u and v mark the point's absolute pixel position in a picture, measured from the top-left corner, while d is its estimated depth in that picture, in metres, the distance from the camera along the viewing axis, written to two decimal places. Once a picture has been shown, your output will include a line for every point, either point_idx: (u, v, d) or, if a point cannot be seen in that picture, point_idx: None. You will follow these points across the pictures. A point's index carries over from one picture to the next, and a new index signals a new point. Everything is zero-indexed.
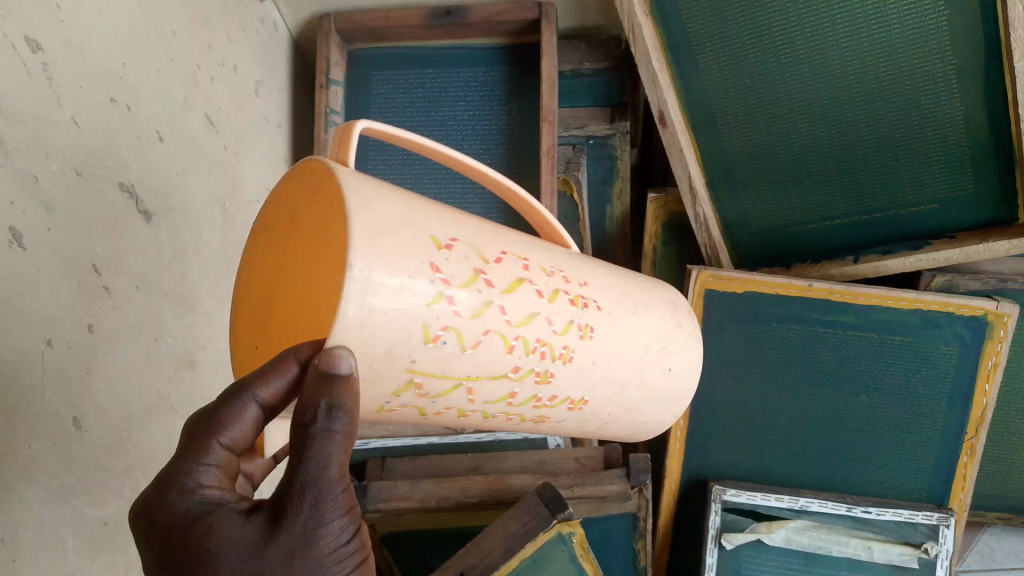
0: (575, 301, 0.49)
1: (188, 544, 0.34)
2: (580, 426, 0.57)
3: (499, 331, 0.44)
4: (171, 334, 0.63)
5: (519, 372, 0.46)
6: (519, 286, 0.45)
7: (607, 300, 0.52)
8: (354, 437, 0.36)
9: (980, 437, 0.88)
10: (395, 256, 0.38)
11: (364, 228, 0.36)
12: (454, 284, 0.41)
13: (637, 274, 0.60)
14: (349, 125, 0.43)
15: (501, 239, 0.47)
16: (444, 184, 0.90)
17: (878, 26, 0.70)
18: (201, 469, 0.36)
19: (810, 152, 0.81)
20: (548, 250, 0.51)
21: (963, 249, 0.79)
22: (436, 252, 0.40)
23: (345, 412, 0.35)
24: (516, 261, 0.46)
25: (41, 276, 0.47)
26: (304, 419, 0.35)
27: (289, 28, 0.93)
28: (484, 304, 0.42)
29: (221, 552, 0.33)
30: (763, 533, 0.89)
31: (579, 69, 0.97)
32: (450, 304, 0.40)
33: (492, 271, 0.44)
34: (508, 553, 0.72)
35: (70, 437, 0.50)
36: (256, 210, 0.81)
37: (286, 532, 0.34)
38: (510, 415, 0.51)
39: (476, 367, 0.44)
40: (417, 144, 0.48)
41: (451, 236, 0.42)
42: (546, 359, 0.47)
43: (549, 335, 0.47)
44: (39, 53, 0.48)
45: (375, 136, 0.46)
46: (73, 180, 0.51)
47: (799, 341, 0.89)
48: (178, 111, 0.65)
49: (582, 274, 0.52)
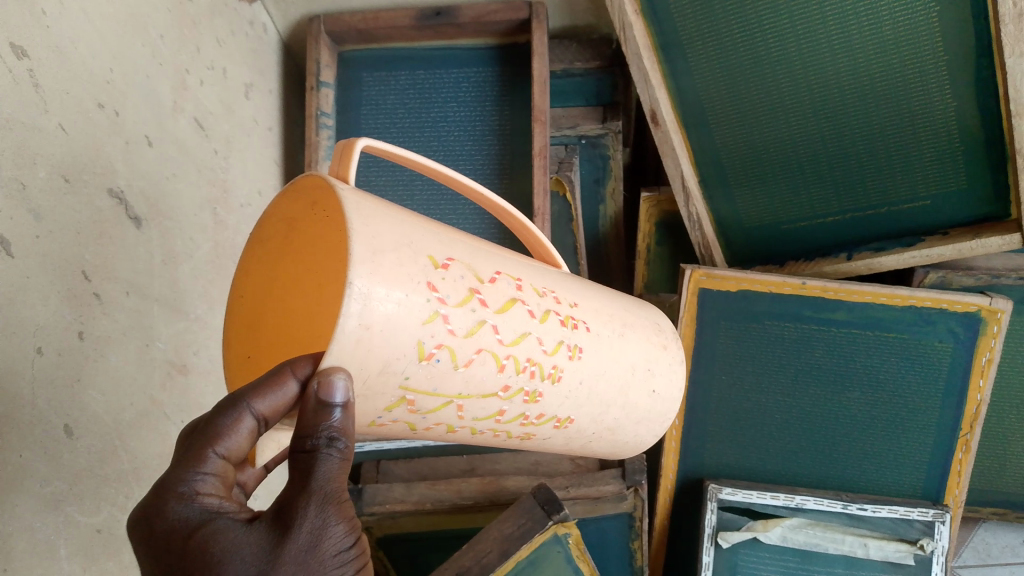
0: (565, 322, 0.49)
1: (190, 552, 0.33)
2: (564, 444, 0.57)
3: (491, 350, 0.43)
4: (163, 340, 0.62)
5: (508, 391, 0.46)
6: (512, 307, 0.45)
7: (595, 321, 0.52)
8: (352, 462, 0.36)
9: (975, 433, 0.88)
10: (395, 274, 0.37)
11: (364, 245, 0.36)
12: (449, 303, 0.41)
13: (625, 297, 0.61)
14: (350, 143, 0.43)
15: (495, 259, 0.47)
16: (436, 188, 0.89)
17: (868, 24, 0.70)
18: (198, 478, 0.34)
19: (803, 150, 0.81)
20: (540, 272, 0.52)
21: (956, 245, 0.79)
22: (433, 271, 0.40)
23: (342, 440, 0.36)
24: (509, 282, 0.46)
25: (31, 283, 0.47)
26: (302, 445, 0.35)
27: (278, 30, 0.92)
28: (478, 324, 0.42)
29: (225, 560, 0.32)
30: (760, 531, 0.89)
31: (570, 68, 0.97)
32: (445, 323, 0.40)
33: (486, 291, 0.44)
34: (503, 555, 0.72)
35: (62, 445, 0.49)
36: (246, 214, 0.80)
37: (290, 539, 0.33)
38: (498, 432, 0.50)
39: (468, 385, 0.43)
40: (413, 161, 0.48)
41: (448, 255, 0.43)
42: (535, 379, 0.47)
43: (540, 354, 0.47)
44: (25, 60, 0.48)
45: (375, 153, 0.46)
46: (61, 187, 0.50)
47: (793, 340, 0.89)
48: (167, 116, 0.65)
49: (572, 295, 0.52)
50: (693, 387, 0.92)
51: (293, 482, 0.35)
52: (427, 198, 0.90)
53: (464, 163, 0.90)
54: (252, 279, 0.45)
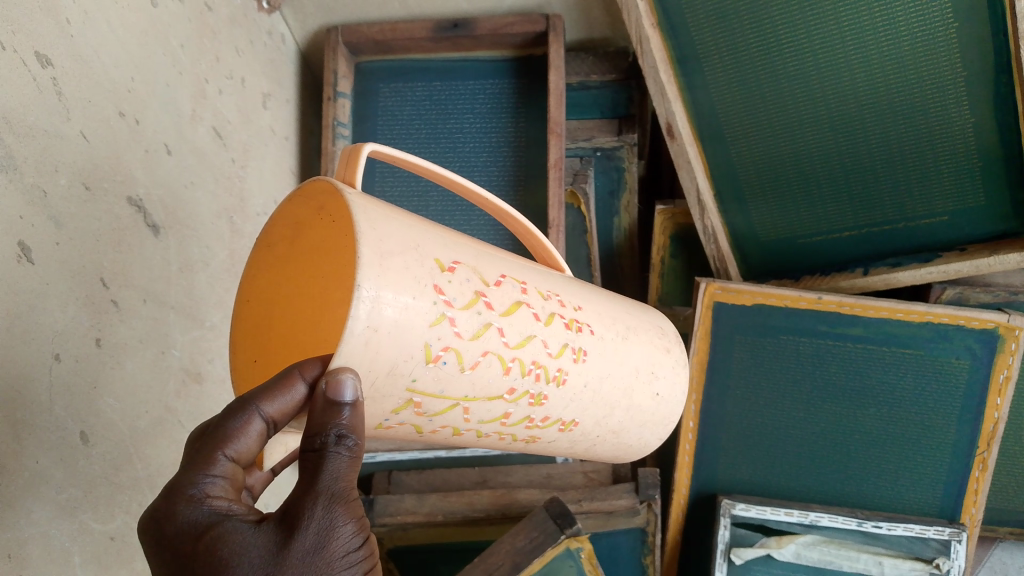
0: (570, 325, 0.49)
1: (197, 555, 0.32)
2: (569, 447, 0.56)
3: (497, 352, 0.43)
4: (179, 348, 0.62)
5: (514, 394, 0.46)
6: (517, 309, 0.45)
7: (599, 325, 0.52)
8: (362, 461, 0.36)
9: (991, 451, 0.86)
10: (400, 277, 0.37)
11: (373, 249, 0.36)
12: (455, 306, 0.41)
13: (627, 300, 0.60)
14: (357, 147, 0.43)
15: (500, 262, 0.47)
16: (450, 198, 0.89)
17: (886, 39, 0.69)
18: (208, 480, 0.34)
19: (818, 164, 0.81)
20: (544, 275, 0.52)
21: (972, 262, 0.79)
22: (440, 274, 0.40)
23: (352, 438, 0.36)
24: (514, 285, 0.46)
25: (51, 290, 0.47)
26: (312, 443, 0.35)
27: (296, 41, 0.93)
28: (484, 326, 0.42)
29: (234, 562, 0.32)
30: (773, 548, 0.88)
31: (586, 81, 0.98)
32: (452, 325, 0.40)
33: (492, 294, 0.44)
34: (515, 569, 0.71)
35: (78, 452, 0.49)
36: (263, 222, 0.81)
37: (298, 539, 0.32)
38: (502, 435, 0.50)
39: (474, 388, 0.43)
40: (419, 166, 0.48)
41: (454, 259, 0.42)
42: (541, 382, 0.47)
43: (545, 357, 0.46)
44: (49, 68, 0.48)
45: (381, 159, 0.46)
46: (82, 194, 0.50)
47: (808, 354, 0.88)
48: (187, 125, 0.65)
49: (576, 298, 0.52)
50: (706, 401, 0.91)
51: (300, 483, 0.34)
52: (442, 207, 0.90)
53: (478, 174, 0.90)
54: (263, 282, 0.45)
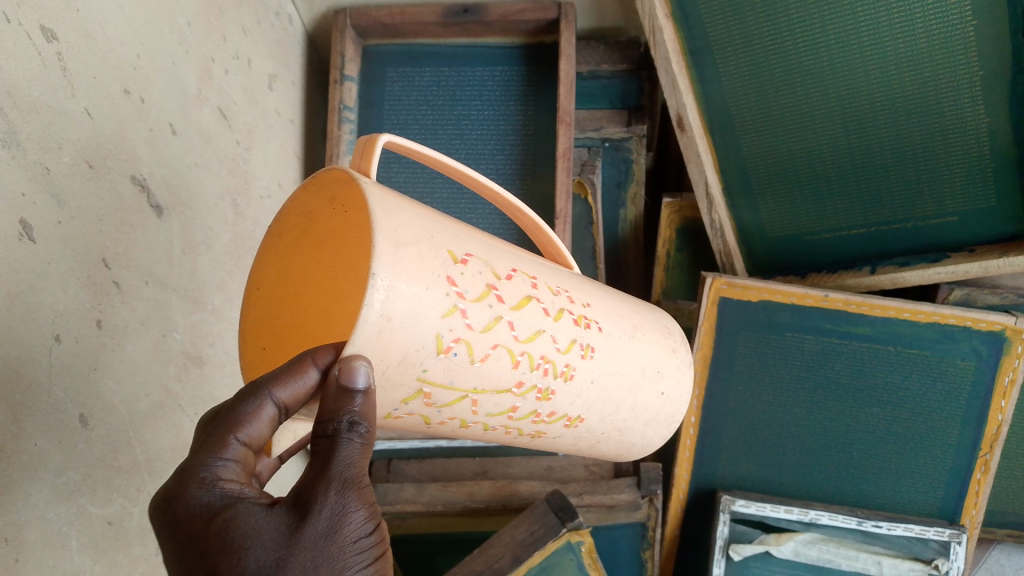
0: (579, 321, 0.48)
1: (209, 537, 0.31)
2: (573, 443, 0.56)
3: (507, 346, 0.43)
4: (180, 331, 0.62)
5: (523, 387, 0.45)
6: (528, 303, 0.44)
7: (607, 321, 0.51)
8: (374, 448, 0.35)
9: (994, 453, 0.86)
10: (415, 268, 0.36)
11: (387, 238, 0.35)
12: (467, 298, 0.40)
13: (635, 298, 0.60)
14: (373, 137, 0.42)
15: (511, 256, 0.46)
16: (456, 187, 0.89)
17: (903, 35, 0.68)
18: (220, 464, 0.33)
19: (830, 162, 0.80)
20: (553, 270, 0.51)
21: (982, 263, 0.78)
22: (453, 265, 0.40)
23: (364, 425, 0.35)
24: (525, 279, 0.45)
25: (51, 269, 0.46)
26: (324, 429, 0.34)
27: (304, 22, 0.92)
28: (494, 320, 0.42)
29: (246, 544, 0.31)
30: (772, 545, 0.88)
31: (597, 70, 0.97)
32: (463, 317, 0.39)
33: (503, 287, 0.43)
34: (516, 560, 0.71)
35: (77, 435, 0.49)
36: (267, 206, 0.80)
37: (310, 523, 0.32)
38: (509, 428, 0.49)
39: (483, 380, 0.43)
40: (433, 158, 0.47)
41: (466, 250, 0.42)
42: (548, 376, 0.46)
43: (553, 352, 0.46)
44: (54, 42, 0.47)
45: (395, 149, 0.45)
46: (85, 172, 0.49)
47: (813, 353, 0.88)
48: (192, 105, 0.64)
49: (585, 294, 0.51)
50: (708, 397, 0.91)
51: (312, 469, 0.34)
52: (448, 196, 0.89)
53: (486, 163, 0.89)
54: (270, 270, 0.44)
